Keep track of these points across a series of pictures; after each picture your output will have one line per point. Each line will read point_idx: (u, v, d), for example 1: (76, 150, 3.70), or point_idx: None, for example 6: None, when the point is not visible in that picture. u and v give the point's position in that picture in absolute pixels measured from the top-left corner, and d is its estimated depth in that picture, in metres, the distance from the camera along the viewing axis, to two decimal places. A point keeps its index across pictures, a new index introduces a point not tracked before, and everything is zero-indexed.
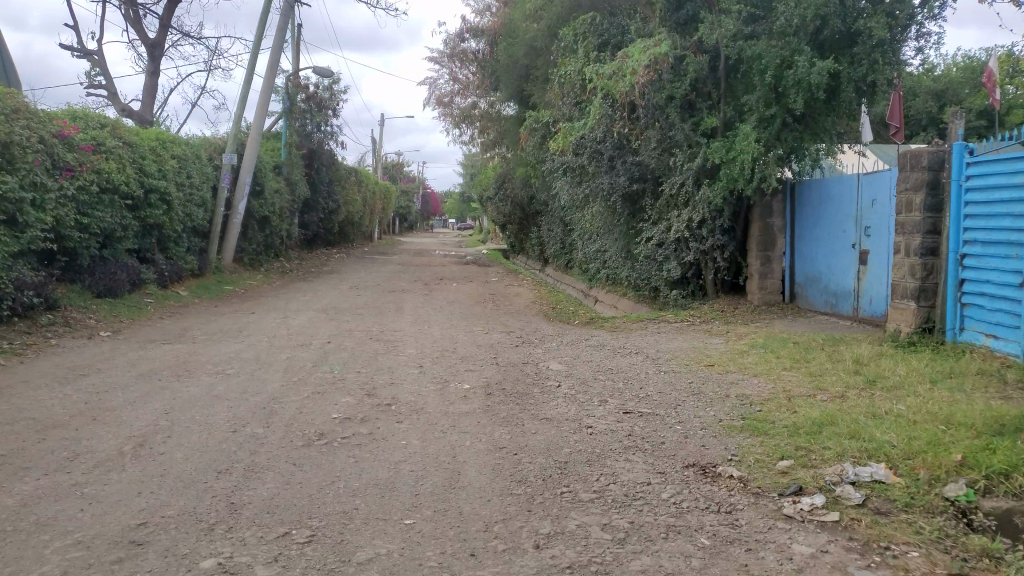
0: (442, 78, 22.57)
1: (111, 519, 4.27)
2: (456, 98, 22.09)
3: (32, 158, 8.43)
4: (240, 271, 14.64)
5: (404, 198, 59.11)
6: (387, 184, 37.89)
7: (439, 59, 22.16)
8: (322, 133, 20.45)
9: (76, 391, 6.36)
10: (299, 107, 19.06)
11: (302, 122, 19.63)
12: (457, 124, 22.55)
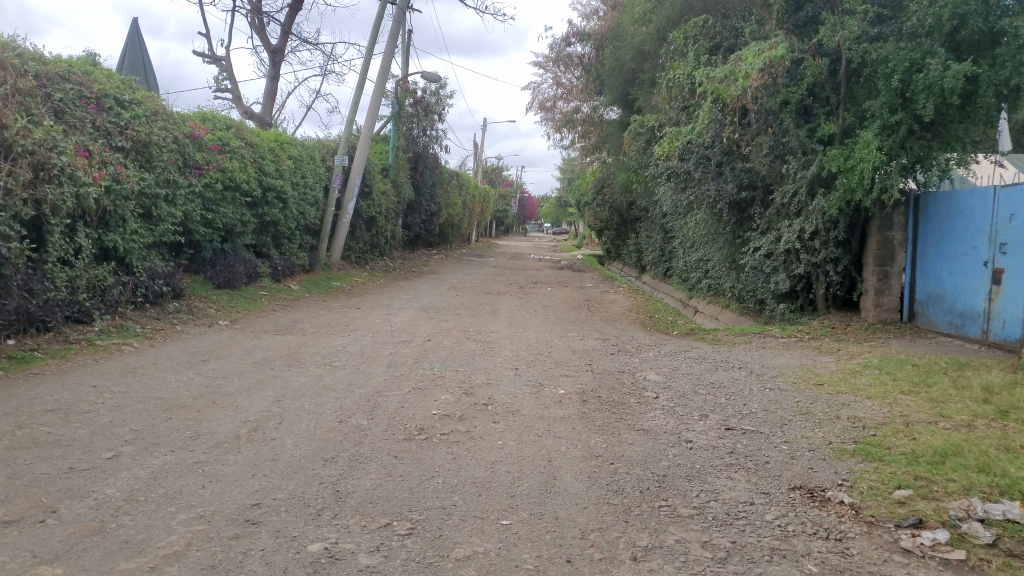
0: (546, 83, 22.53)
1: (228, 497, 4.55)
2: (558, 103, 22.09)
3: (167, 157, 9.06)
4: (347, 268, 15.17)
5: (504, 201, 59.74)
6: (488, 187, 38.48)
7: (543, 63, 22.28)
8: (428, 137, 20.89)
9: (198, 375, 6.75)
10: (407, 111, 19.53)
11: (409, 125, 20.14)
12: (557, 129, 22.51)
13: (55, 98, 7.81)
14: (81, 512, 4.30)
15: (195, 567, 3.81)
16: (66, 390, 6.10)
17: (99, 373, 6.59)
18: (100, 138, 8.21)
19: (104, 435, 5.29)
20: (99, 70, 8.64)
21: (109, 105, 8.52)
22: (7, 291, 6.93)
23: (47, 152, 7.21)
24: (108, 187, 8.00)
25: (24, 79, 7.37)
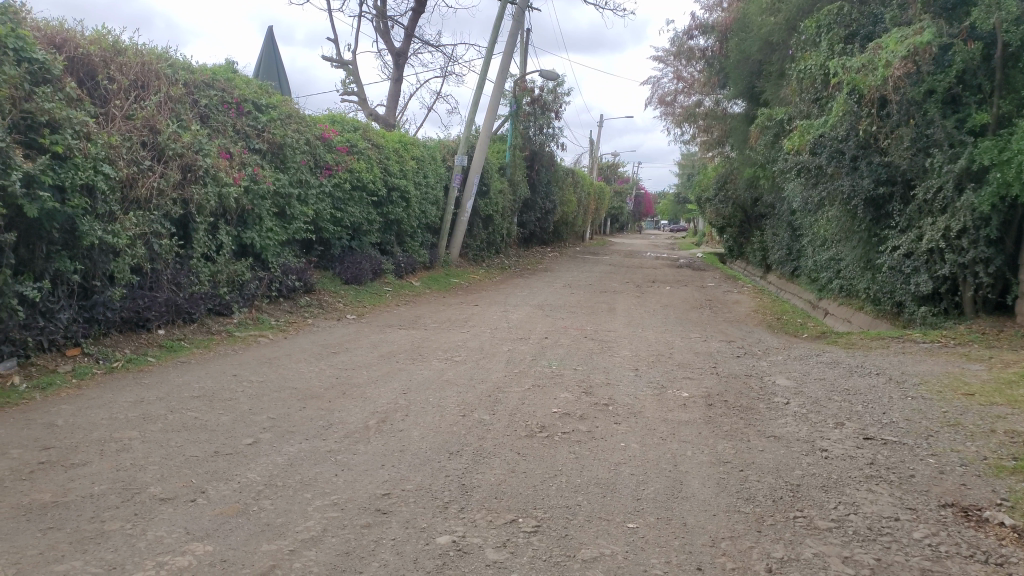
0: (666, 78, 22.39)
1: (360, 486, 4.71)
2: (679, 98, 22.26)
3: (300, 158, 9.50)
4: (464, 266, 15.44)
5: (617, 198, 59.23)
6: (603, 185, 38.28)
7: (664, 58, 22.14)
8: (544, 134, 20.94)
9: (329, 366, 7.05)
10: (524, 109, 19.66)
11: (526, 124, 20.31)
12: (679, 123, 22.16)
13: (201, 104, 8.36)
14: (227, 493, 4.57)
15: (331, 552, 3.96)
16: (211, 377, 6.52)
17: (240, 362, 7.00)
18: (239, 141, 8.71)
19: (245, 422, 5.60)
20: (239, 76, 9.16)
21: (248, 109, 9.03)
22: (159, 284, 7.58)
23: (193, 155, 7.77)
24: (247, 187, 8.46)
25: (175, 87, 7.99)
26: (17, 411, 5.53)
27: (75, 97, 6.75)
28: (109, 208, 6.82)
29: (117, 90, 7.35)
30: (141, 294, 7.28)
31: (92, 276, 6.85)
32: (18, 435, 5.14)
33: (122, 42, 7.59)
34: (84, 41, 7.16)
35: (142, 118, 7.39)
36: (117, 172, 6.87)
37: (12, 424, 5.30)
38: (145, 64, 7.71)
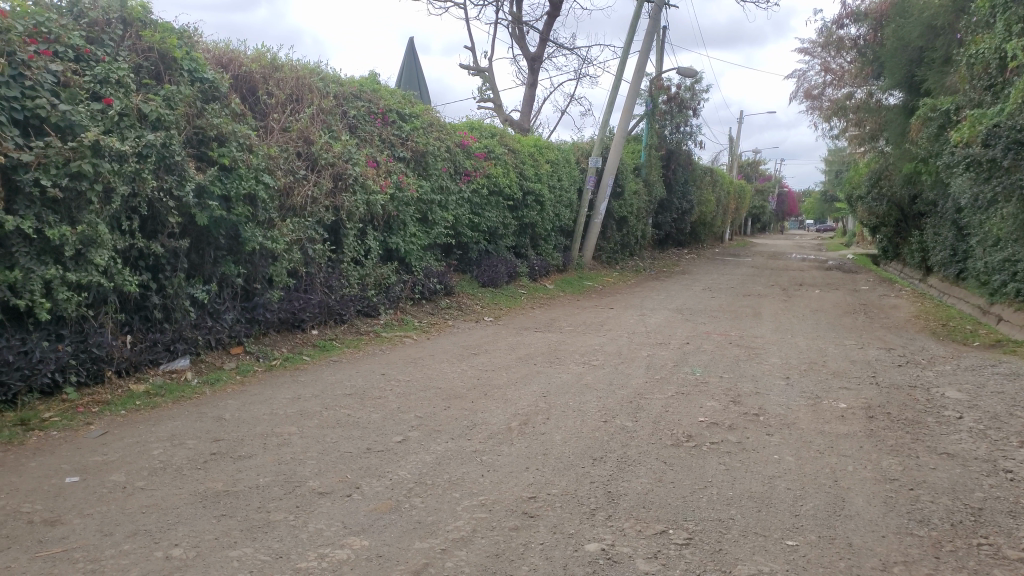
0: (813, 69, 21.32)
1: (507, 488, 4.73)
2: (827, 90, 21.18)
3: (441, 165, 9.74)
4: (598, 268, 15.34)
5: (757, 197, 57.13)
6: (742, 185, 36.97)
7: (812, 49, 21.13)
8: (681, 133, 20.51)
9: (470, 367, 7.17)
10: (660, 108, 19.29)
11: (662, 123, 19.94)
12: (827, 117, 21.02)
13: (350, 115, 8.79)
14: (379, 490, 4.72)
15: (481, 554, 4.00)
16: (361, 376, 6.80)
17: (387, 362, 7.25)
18: (385, 149, 9.06)
19: (393, 420, 5.79)
20: (384, 87, 9.53)
21: (392, 119, 9.41)
22: (312, 287, 8.00)
23: (343, 164, 8.15)
24: (392, 194, 8.77)
25: (326, 99, 8.42)
26: (191, 404, 6.00)
27: (240, 111, 7.26)
28: (268, 216, 7.27)
29: (275, 104, 7.84)
30: (296, 297, 7.72)
31: (254, 279, 7.37)
32: (192, 426, 5.56)
33: (280, 59, 8.09)
34: (247, 60, 7.69)
35: (297, 130, 7.84)
36: (276, 182, 7.31)
37: (187, 416, 5.75)
38: (299, 79, 8.17)
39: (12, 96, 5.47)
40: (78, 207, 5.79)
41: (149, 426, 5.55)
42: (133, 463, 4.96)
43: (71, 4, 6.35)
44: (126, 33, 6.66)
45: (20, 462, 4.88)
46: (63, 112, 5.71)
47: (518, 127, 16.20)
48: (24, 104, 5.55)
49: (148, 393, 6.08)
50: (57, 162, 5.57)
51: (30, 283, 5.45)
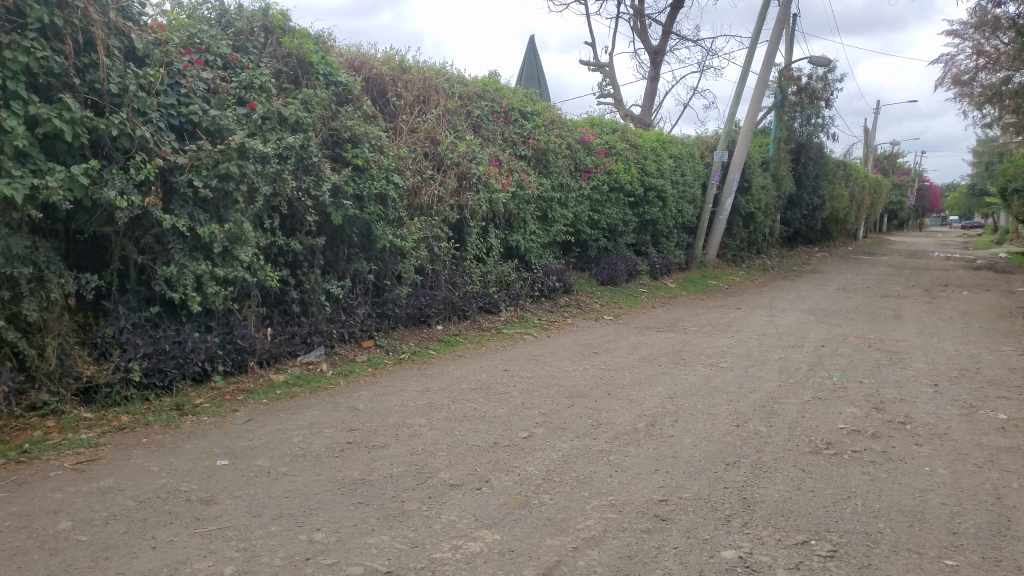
0: (961, 53, 19.80)
1: (637, 489, 4.65)
2: (979, 75, 19.60)
3: (562, 162, 9.72)
4: (722, 267, 14.89)
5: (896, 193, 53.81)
6: (878, 179, 34.86)
7: (962, 31, 19.61)
8: (812, 125, 19.64)
9: (593, 366, 7.11)
10: (790, 100, 18.47)
11: (791, 116, 19.12)
12: (978, 104, 19.46)
13: (474, 115, 8.93)
14: (509, 484, 4.75)
15: (614, 554, 3.94)
16: (485, 371, 6.88)
17: (509, 358, 7.30)
18: (508, 148, 9.15)
19: (519, 416, 5.81)
20: (506, 86, 9.63)
21: (515, 117, 9.49)
22: (438, 283, 8.18)
23: (468, 163, 8.28)
24: (514, 192, 8.84)
25: (451, 100, 8.59)
26: (327, 394, 6.26)
27: (371, 113, 7.50)
28: (397, 214, 7.48)
29: (403, 105, 8.06)
30: (422, 292, 7.91)
31: (384, 276, 7.65)
32: (328, 416, 5.80)
33: (408, 61, 8.32)
34: (377, 63, 7.96)
35: (424, 131, 8.03)
36: (405, 181, 7.51)
37: (323, 406, 6.00)
38: (426, 80, 8.37)
39: (169, 103, 5.97)
40: (226, 207, 6.18)
41: (290, 414, 5.83)
42: (276, 449, 5.23)
43: (220, 16, 6.84)
44: (268, 41, 7.03)
45: (177, 444, 5.25)
46: (213, 116, 6.09)
47: (638, 122, 15.97)
48: (180, 111, 6.02)
49: (288, 383, 6.40)
50: (207, 164, 5.97)
51: (183, 277, 5.91)
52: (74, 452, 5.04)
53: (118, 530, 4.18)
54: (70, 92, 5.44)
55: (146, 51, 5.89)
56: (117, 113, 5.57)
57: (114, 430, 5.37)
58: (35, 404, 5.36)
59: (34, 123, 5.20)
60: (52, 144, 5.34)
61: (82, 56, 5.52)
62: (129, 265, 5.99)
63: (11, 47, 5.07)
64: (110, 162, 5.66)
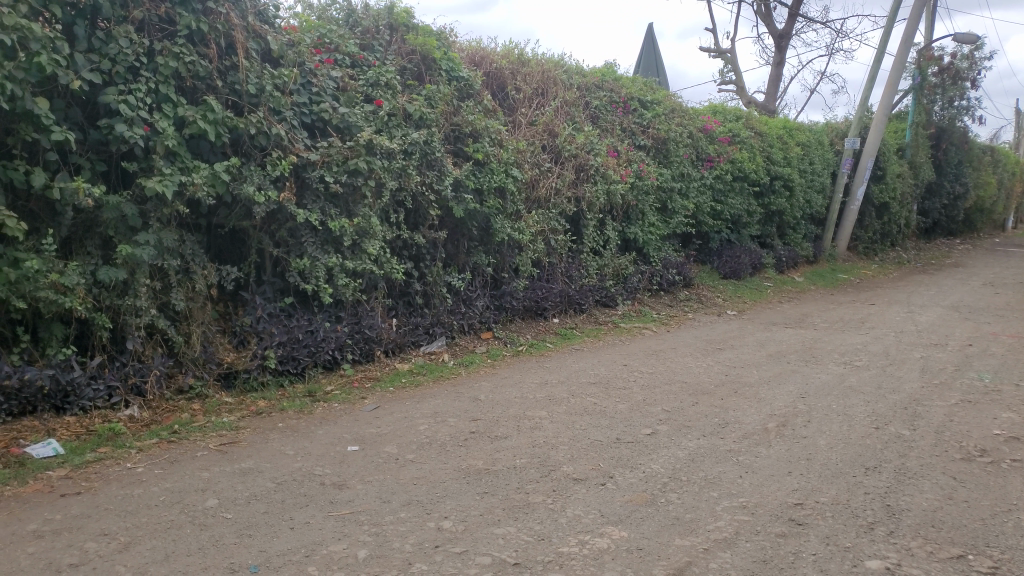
0: None
1: (769, 492, 4.45)
2: None
3: (683, 152, 9.46)
4: (853, 260, 14.11)
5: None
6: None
7: None
8: (955, 108, 18.28)
9: (717, 362, 6.89)
10: (928, 82, 17.26)
11: (931, 98, 17.87)
12: None
13: (592, 106, 8.86)
14: (634, 481, 4.66)
15: (748, 558, 3.78)
16: (604, 365, 6.80)
17: (628, 353, 7.19)
18: (626, 139, 9.01)
19: (642, 412, 5.71)
20: (625, 76, 9.48)
21: (634, 107, 9.33)
22: (555, 276, 8.16)
23: (586, 155, 8.20)
24: (633, 183, 8.69)
25: (569, 91, 8.56)
26: (449, 384, 6.37)
27: (491, 107, 7.56)
28: (516, 208, 7.51)
29: (522, 98, 8.09)
30: (540, 285, 7.92)
31: (502, 269, 7.71)
32: (451, 406, 5.89)
33: (526, 54, 8.34)
34: (497, 57, 8.01)
35: (543, 124, 8.02)
36: (523, 175, 7.53)
37: (446, 396, 6.10)
38: (544, 72, 8.36)
39: (302, 102, 6.22)
40: (355, 202, 6.39)
41: (414, 403, 5.97)
42: (403, 437, 5.35)
43: (347, 15, 7.11)
44: (393, 38, 7.20)
45: (310, 429, 5.48)
46: (342, 114, 6.32)
47: (762, 110, 15.37)
48: (312, 109, 6.26)
49: (411, 372, 6.56)
50: (337, 160, 6.18)
51: (316, 269, 6.18)
52: (218, 433, 5.35)
53: (259, 509, 4.39)
54: (214, 93, 5.78)
55: (281, 52, 6.16)
56: (255, 113, 5.86)
57: (253, 414, 5.67)
58: (182, 387, 5.75)
59: (182, 124, 5.58)
60: (197, 143, 5.70)
61: (224, 59, 5.83)
62: (265, 258, 6.32)
63: (162, 53, 5.45)
64: (249, 159, 5.96)
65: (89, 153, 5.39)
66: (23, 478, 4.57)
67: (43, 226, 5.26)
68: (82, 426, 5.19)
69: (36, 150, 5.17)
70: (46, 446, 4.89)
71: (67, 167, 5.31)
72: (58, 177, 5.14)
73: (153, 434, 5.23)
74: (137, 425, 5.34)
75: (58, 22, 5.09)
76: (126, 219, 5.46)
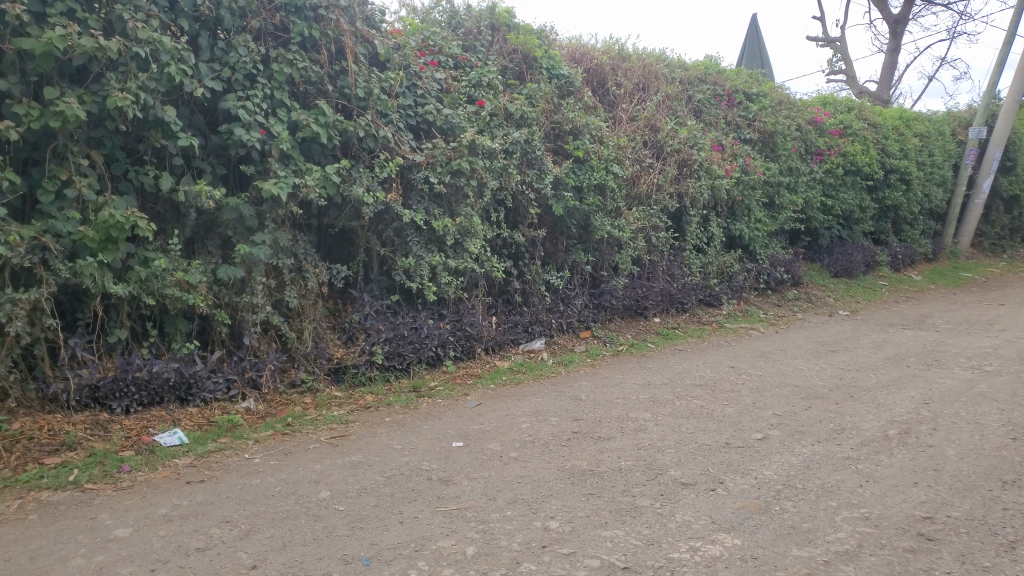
0: None
1: (894, 503, 4.21)
2: None
3: (791, 145, 9.10)
4: (977, 257, 13.22)
5: None
6: None
7: None
8: None
9: (830, 365, 6.59)
10: None
11: None
12: None
13: (695, 100, 8.66)
14: (746, 488, 4.50)
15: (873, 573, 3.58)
16: (709, 367, 6.62)
17: (734, 354, 6.97)
18: (731, 132, 8.75)
19: (751, 416, 5.52)
20: (729, 68, 9.22)
21: (739, 100, 9.05)
22: (655, 274, 8.01)
23: (689, 150, 8.01)
24: (738, 178, 8.42)
25: (672, 85, 8.40)
26: (550, 383, 6.35)
27: (592, 104, 7.49)
28: (616, 205, 7.42)
29: (623, 94, 7.99)
30: (640, 283, 7.80)
31: (602, 267, 7.65)
32: (553, 404, 5.87)
33: (627, 49, 8.23)
34: (597, 53, 7.94)
35: (644, 119, 7.88)
36: (625, 171, 7.42)
37: (548, 394, 6.08)
38: (645, 67, 8.24)
39: (408, 104, 6.34)
40: (457, 201, 6.46)
41: (516, 401, 5.98)
42: (506, 435, 5.37)
43: (450, 18, 7.19)
44: (495, 38, 7.23)
45: (416, 424, 5.58)
46: (446, 115, 6.40)
47: (875, 100, 14.63)
48: (417, 111, 6.38)
49: (512, 370, 6.58)
50: (441, 161, 6.28)
51: (420, 268, 6.31)
52: (329, 427, 5.52)
53: (369, 503, 4.50)
54: (325, 98, 5.97)
55: (388, 55, 6.30)
56: (363, 116, 6.02)
57: (361, 408, 5.83)
58: (295, 381, 5.97)
59: (296, 128, 5.80)
60: (308, 146, 5.90)
61: (334, 64, 6.02)
62: (372, 256, 6.50)
63: (277, 60, 5.69)
64: (357, 161, 6.12)
65: (211, 157, 5.68)
66: (153, 464, 4.85)
67: (169, 227, 5.58)
68: (204, 417, 5.46)
69: (164, 155, 5.49)
70: (172, 434, 5.17)
71: (192, 171, 5.61)
72: (183, 181, 5.44)
73: (269, 426, 5.45)
74: (254, 417, 5.57)
75: (184, 33, 5.38)
76: (244, 220, 5.74)
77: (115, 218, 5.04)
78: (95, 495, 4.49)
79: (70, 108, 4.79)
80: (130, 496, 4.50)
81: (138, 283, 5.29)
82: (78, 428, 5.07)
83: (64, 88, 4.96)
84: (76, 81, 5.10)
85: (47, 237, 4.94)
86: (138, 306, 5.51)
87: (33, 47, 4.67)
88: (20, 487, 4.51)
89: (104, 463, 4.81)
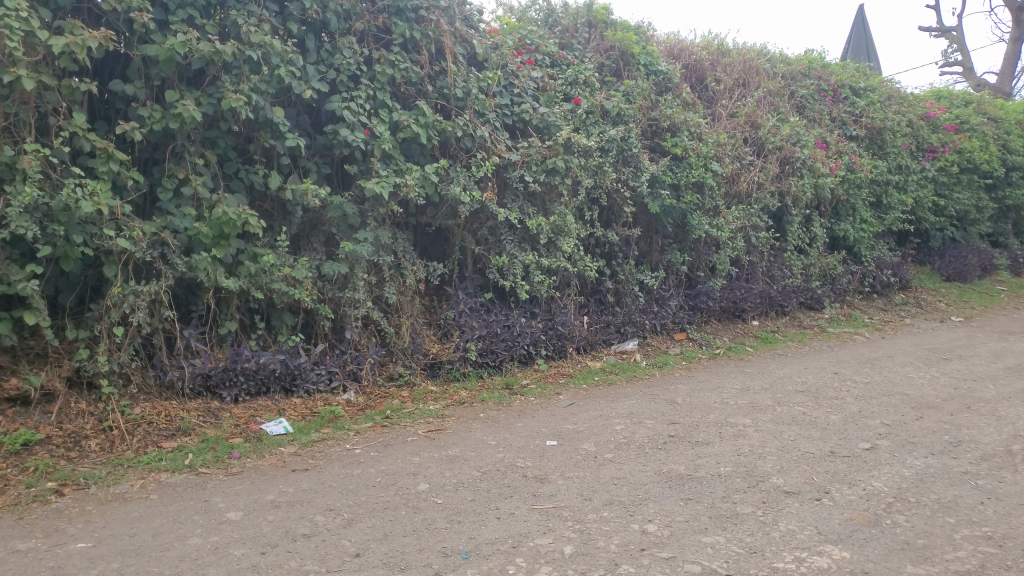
0: None
1: (1019, 523, 3.95)
2: None
3: (901, 141, 8.67)
4: None
5: None
6: None
7: None
8: None
9: (943, 374, 6.25)
10: None
11: None
12: None
13: (797, 95, 8.39)
14: (854, 499, 4.32)
15: None
16: (811, 372, 6.39)
17: (838, 360, 6.70)
18: (836, 129, 8.42)
19: (858, 424, 5.29)
20: (834, 62, 8.88)
21: (844, 95, 8.71)
22: (754, 276, 7.81)
23: (791, 147, 7.75)
24: (843, 176, 8.09)
25: (773, 81, 8.18)
26: (644, 384, 6.27)
27: (690, 101, 7.36)
28: (714, 204, 7.25)
29: (723, 89, 7.81)
30: (738, 285, 7.62)
31: (698, 267, 7.51)
32: (648, 407, 5.79)
33: (727, 44, 8.06)
34: (696, 49, 7.81)
35: (744, 115, 7.69)
36: (724, 169, 7.24)
37: (641, 396, 6.01)
38: (746, 62, 8.06)
39: (505, 103, 6.38)
40: (552, 200, 6.46)
41: (610, 402, 5.93)
42: (600, 435, 5.33)
43: (546, 16, 7.20)
44: (592, 36, 7.19)
45: (510, 421, 5.61)
46: (542, 114, 6.41)
47: (994, 93, 13.79)
48: (513, 110, 6.41)
49: (605, 370, 6.53)
50: (537, 160, 6.29)
51: (513, 266, 6.36)
52: (425, 420, 5.62)
53: (466, 497, 4.55)
54: (424, 98, 6.07)
55: (486, 55, 6.36)
56: (461, 116, 6.10)
57: (456, 404, 5.91)
58: (393, 375, 6.12)
59: (396, 128, 5.93)
60: (408, 146, 6.02)
61: (434, 64, 6.13)
62: (467, 254, 6.58)
63: (380, 62, 5.84)
64: (455, 160, 6.20)
65: (316, 157, 5.87)
66: (261, 452, 5.07)
67: (276, 225, 5.80)
68: (308, 408, 5.66)
69: (272, 155, 5.71)
70: (278, 424, 5.39)
71: (298, 170, 5.82)
72: (290, 180, 5.65)
73: (368, 418, 5.60)
74: (354, 409, 5.74)
75: (293, 37, 5.57)
76: (346, 218, 5.93)
77: (228, 215, 5.27)
78: (208, 479, 4.72)
79: (188, 110, 5.05)
80: (241, 482, 4.71)
81: (247, 277, 5.53)
82: (191, 414, 5.35)
83: (182, 91, 5.22)
84: (193, 84, 5.35)
85: (166, 233, 5.22)
86: (247, 300, 5.76)
87: (157, 53, 4.94)
88: (141, 468, 4.79)
89: (216, 449, 5.05)
